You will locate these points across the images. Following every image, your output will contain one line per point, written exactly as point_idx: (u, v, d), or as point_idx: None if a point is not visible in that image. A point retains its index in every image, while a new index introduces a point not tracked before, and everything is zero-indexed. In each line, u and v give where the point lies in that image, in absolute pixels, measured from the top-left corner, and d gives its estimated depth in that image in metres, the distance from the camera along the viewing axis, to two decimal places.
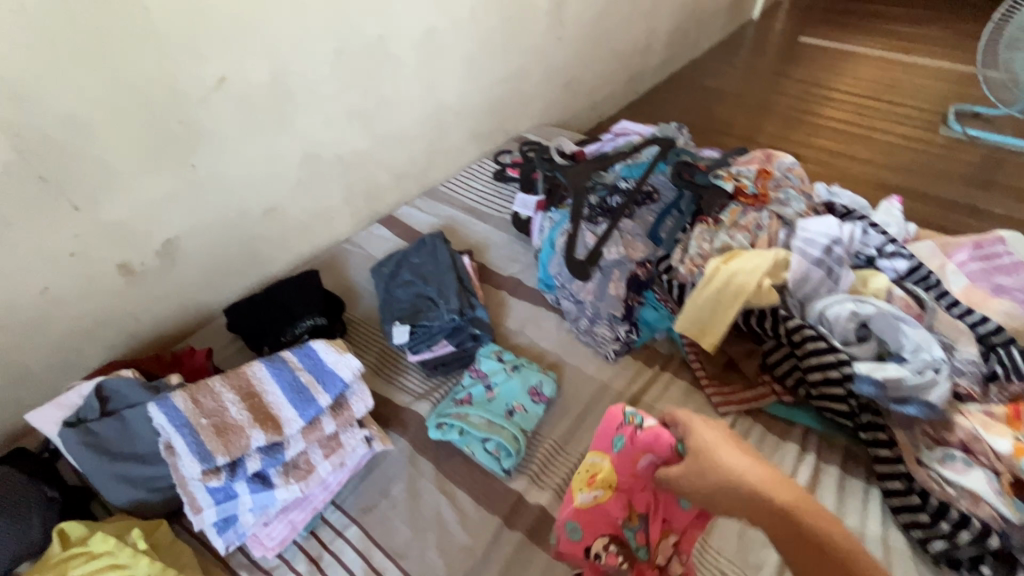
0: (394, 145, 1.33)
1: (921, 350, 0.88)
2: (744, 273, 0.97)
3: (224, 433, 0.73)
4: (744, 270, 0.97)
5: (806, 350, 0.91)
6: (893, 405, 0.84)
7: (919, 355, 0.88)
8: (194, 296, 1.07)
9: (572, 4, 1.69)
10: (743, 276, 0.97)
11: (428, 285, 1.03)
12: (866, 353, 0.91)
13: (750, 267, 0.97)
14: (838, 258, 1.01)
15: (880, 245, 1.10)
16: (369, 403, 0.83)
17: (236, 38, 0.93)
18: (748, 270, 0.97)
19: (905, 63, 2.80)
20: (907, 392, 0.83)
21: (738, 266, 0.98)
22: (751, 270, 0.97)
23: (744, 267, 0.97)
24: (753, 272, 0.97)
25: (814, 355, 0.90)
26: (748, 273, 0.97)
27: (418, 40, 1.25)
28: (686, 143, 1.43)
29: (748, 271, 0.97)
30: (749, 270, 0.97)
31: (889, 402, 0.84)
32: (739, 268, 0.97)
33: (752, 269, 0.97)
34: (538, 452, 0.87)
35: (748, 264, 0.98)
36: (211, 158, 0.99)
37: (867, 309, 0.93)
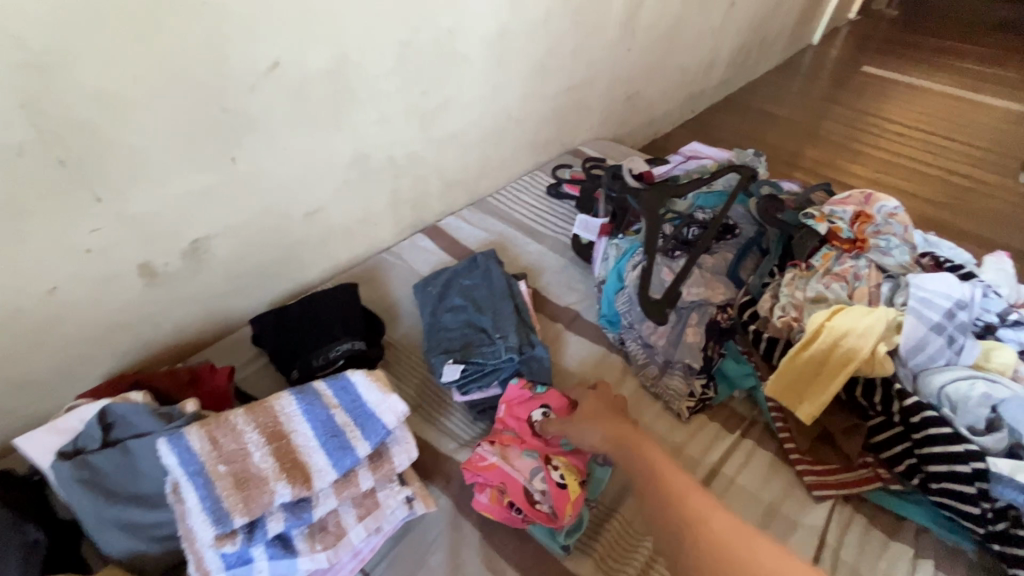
0: (449, 152, 1.22)
1: None
2: (854, 335, 0.85)
3: (244, 486, 0.61)
4: (853, 331, 0.85)
5: (926, 435, 0.77)
6: None
7: None
8: (219, 302, 0.96)
9: (647, 12, 1.57)
10: (852, 339, 0.85)
11: (482, 314, 0.91)
12: (999, 447, 0.77)
13: (861, 330, 0.85)
14: (961, 324, 0.86)
15: (1002, 312, 0.95)
16: (413, 455, 0.71)
17: (297, 20, 0.82)
18: (859, 332, 0.84)
19: (978, 103, 2.63)
20: None
21: (847, 326, 0.85)
22: (862, 332, 0.84)
23: (854, 328, 0.85)
24: (865, 334, 0.84)
25: (937, 443, 0.76)
26: (858, 335, 0.84)
27: (489, 39, 1.13)
28: (765, 173, 1.30)
29: (858, 333, 0.84)
30: (860, 332, 0.84)
31: None
32: (848, 330, 0.85)
33: (865, 332, 0.84)
34: (604, 530, 0.74)
35: (860, 325, 0.85)
36: (254, 153, 0.88)
37: (1001, 392, 0.78)
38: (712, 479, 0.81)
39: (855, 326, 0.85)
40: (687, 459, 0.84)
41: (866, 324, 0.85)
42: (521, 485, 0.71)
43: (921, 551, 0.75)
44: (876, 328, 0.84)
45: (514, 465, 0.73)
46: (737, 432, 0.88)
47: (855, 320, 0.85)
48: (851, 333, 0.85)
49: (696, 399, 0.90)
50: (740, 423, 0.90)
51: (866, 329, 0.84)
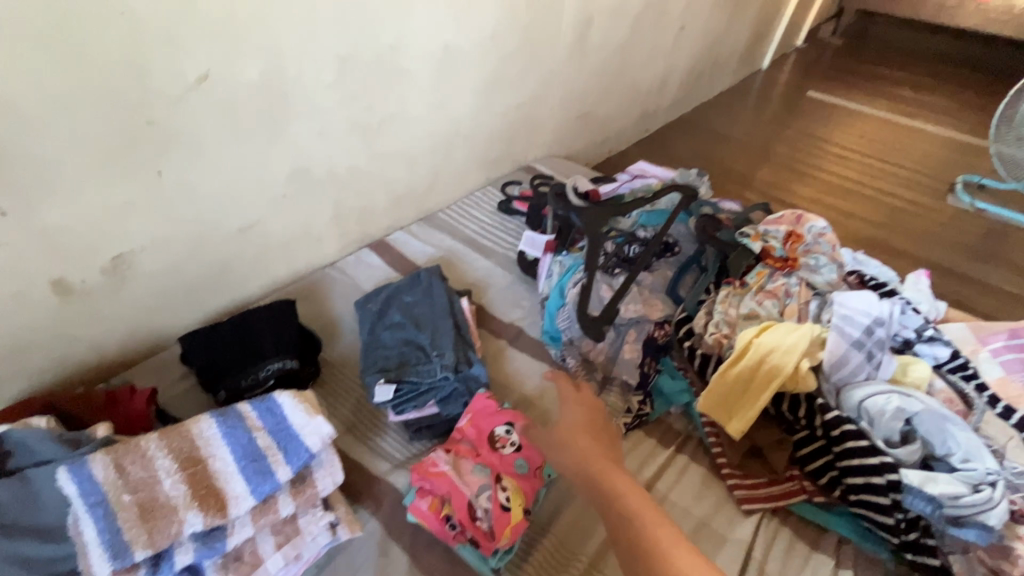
0: (396, 166, 1.21)
1: (972, 460, 0.78)
2: (779, 351, 0.87)
3: (151, 516, 0.59)
4: (778, 347, 0.88)
5: (845, 448, 0.80)
6: (949, 527, 0.74)
7: (969, 466, 0.78)
8: (145, 319, 0.92)
9: (596, 35, 1.61)
10: (778, 355, 0.87)
11: (420, 332, 0.90)
12: (912, 458, 0.80)
13: (787, 346, 0.87)
14: (878, 341, 0.91)
15: (919, 328, 1.00)
16: (338, 478, 0.69)
17: (227, 32, 0.81)
18: (785, 348, 0.87)
19: (911, 128, 2.81)
20: (964, 514, 0.73)
21: (773, 342, 0.88)
22: (787, 349, 0.87)
23: (780, 344, 0.88)
24: (790, 350, 0.87)
25: (855, 455, 0.79)
26: (783, 351, 0.87)
27: (434, 56, 1.14)
28: (706, 193, 1.34)
29: (783, 349, 0.87)
30: (786, 348, 0.87)
31: (944, 523, 0.74)
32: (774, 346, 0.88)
33: (791, 348, 0.87)
34: (536, 549, 0.74)
35: (785, 342, 0.88)
36: (182, 166, 0.85)
37: (914, 406, 0.83)
38: (645, 494, 0.82)
39: (781, 342, 0.88)
40: None
41: (791, 341, 0.88)
42: (467, 499, 0.71)
43: (841, 561, 0.77)
44: (801, 345, 0.87)
45: (463, 478, 0.73)
46: (671, 447, 0.89)
47: (780, 337, 0.88)
48: (777, 349, 0.88)
49: (632, 414, 0.91)
50: (675, 438, 0.91)
51: (790, 346, 0.87)
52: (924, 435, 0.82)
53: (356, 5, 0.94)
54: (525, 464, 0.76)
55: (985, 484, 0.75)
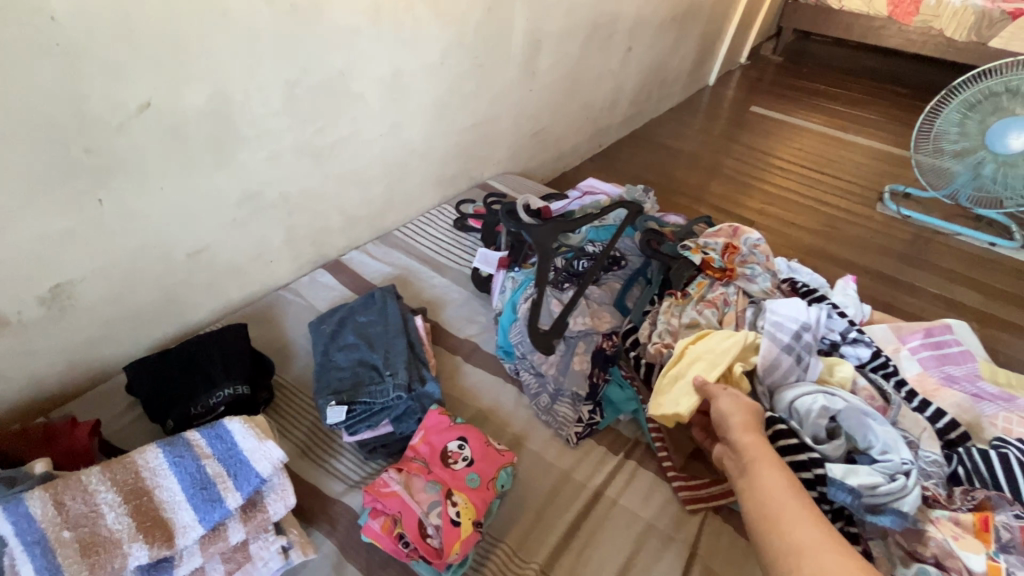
0: (349, 187, 1.22)
1: (890, 452, 0.84)
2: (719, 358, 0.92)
3: (92, 552, 0.58)
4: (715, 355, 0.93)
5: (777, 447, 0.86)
6: (869, 515, 0.79)
7: (888, 457, 0.84)
8: (87, 349, 0.90)
9: (546, 57, 1.67)
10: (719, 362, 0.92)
11: (374, 352, 0.91)
12: (837, 453, 0.86)
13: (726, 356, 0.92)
14: (807, 344, 0.98)
15: (844, 331, 1.09)
16: (290, 502, 0.69)
17: (171, 62, 0.81)
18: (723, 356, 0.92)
19: (844, 141, 3.00)
20: (881, 501, 0.79)
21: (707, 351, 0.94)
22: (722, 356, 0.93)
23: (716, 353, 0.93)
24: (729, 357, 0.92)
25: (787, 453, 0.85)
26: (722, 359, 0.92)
27: (385, 80, 1.17)
28: (652, 207, 1.41)
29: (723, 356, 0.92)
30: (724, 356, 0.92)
31: (865, 511, 0.80)
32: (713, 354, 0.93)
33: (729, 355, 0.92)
34: (490, 561, 0.76)
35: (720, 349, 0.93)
36: (126, 194, 0.85)
37: (838, 404, 0.89)
38: (595, 500, 0.86)
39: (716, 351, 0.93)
40: (573, 484, 0.88)
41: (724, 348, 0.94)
42: (417, 517, 0.72)
43: None
44: (734, 349, 0.93)
45: (415, 497, 0.74)
46: (620, 454, 0.93)
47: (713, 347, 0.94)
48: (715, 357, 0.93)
49: (583, 424, 0.95)
50: (624, 444, 0.95)
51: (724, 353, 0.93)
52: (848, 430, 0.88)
53: (302, 33, 0.96)
54: (477, 478, 0.79)
55: (901, 474, 0.82)
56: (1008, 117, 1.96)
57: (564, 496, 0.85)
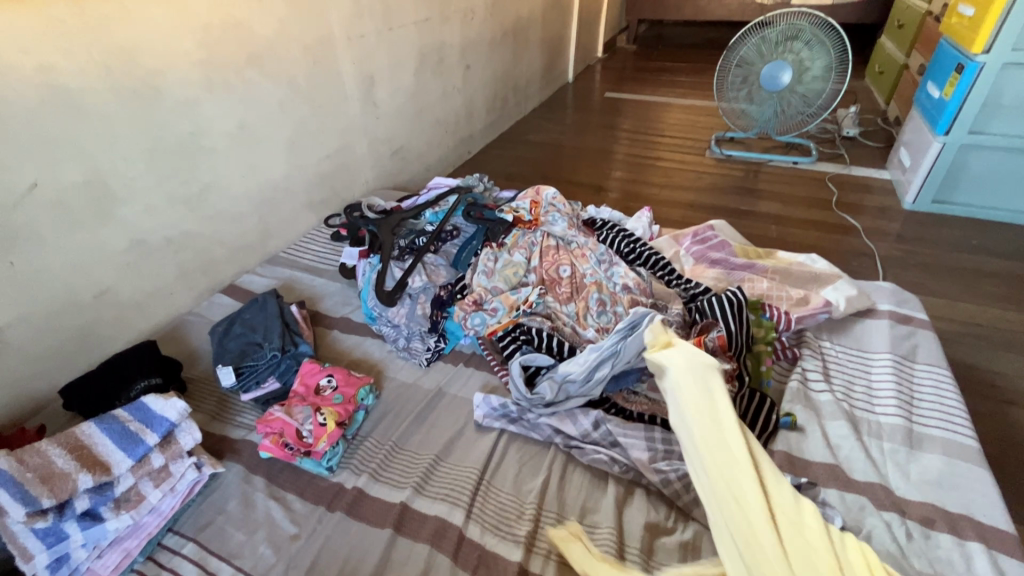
0: (225, 224, 1.50)
1: (616, 354, 1.06)
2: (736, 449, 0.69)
3: (50, 481, 0.83)
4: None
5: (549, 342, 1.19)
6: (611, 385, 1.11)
7: (614, 358, 1.06)
8: (29, 384, 1.16)
9: (384, 89, 2.00)
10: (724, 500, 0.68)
11: (255, 333, 1.21)
12: (577, 368, 1.07)
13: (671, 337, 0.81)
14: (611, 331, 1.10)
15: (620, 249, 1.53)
16: (197, 435, 0.96)
17: (43, 151, 1.08)
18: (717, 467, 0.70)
19: (684, 105, 3.49)
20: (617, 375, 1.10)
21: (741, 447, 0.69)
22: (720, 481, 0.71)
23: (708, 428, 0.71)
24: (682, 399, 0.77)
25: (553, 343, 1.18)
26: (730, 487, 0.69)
27: (231, 132, 1.46)
28: (485, 189, 1.76)
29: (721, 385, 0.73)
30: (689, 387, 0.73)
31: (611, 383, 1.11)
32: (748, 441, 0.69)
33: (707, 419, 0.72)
34: (359, 451, 1.06)
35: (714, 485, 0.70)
36: (31, 256, 1.10)
37: (606, 317, 1.28)
38: (439, 396, 1.17)
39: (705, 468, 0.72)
40: (423, 389, 1.20)
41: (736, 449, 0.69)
42: (295, 428, 1.01)
43: None
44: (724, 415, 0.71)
45: (293, 416, 1.03)
46: (459, 364, 1.26)
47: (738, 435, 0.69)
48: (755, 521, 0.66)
49: (430, 351, 1.27)
50: (463, 357, 1.28)
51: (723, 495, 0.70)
52: (594, 361, 1.06)
53: (150, 111, 1.25)
54: (342, 396, 1.08)
55: (609, 362, 1.06)
56: (767, 66, 2.40)
57: (417, 398, 1.17)
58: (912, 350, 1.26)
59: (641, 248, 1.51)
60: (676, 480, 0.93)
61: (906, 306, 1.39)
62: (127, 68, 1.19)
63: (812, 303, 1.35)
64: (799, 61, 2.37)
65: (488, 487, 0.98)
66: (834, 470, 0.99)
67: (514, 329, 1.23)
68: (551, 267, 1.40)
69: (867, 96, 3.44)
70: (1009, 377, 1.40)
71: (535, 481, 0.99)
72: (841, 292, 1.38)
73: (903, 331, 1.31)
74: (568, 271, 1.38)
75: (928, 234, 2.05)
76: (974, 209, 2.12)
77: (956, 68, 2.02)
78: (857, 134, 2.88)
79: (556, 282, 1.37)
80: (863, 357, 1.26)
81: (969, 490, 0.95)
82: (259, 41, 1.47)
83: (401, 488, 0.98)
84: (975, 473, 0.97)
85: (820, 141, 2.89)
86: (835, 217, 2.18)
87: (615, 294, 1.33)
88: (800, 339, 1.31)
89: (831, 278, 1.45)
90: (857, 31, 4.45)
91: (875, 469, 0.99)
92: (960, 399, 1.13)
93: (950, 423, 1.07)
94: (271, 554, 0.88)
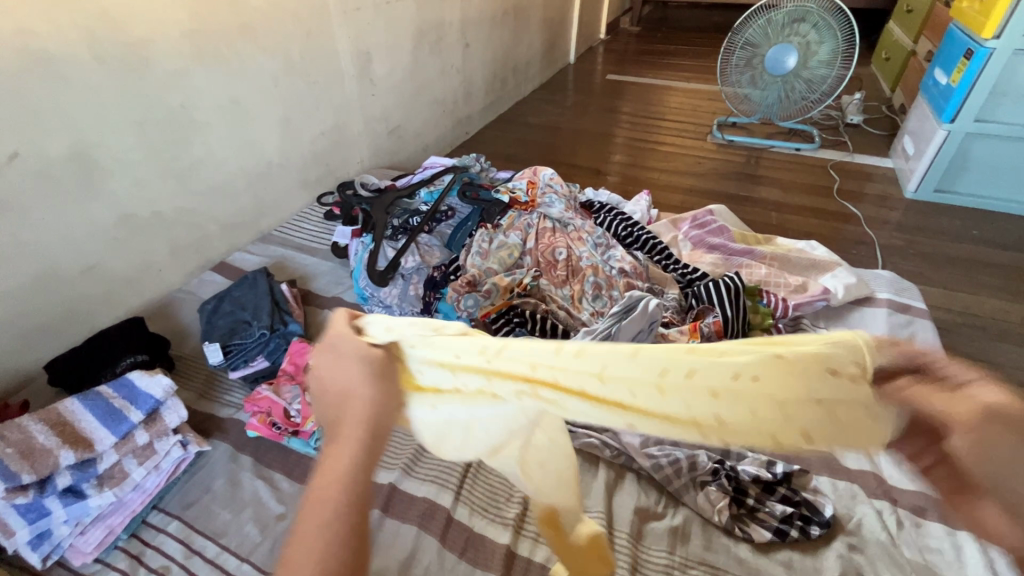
0: (215, 200, 1.47)
1: (610, 337, 1.03)
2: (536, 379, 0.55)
3: (31, 456, 0.81)
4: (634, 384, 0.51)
5: (543, 325, 1.17)
6: None
7: (608, 341, 1.03)
8: (14, 358, 1.14)
9: (381, 65, 1.95)
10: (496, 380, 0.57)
11: (244, 311, 1.19)
12: None
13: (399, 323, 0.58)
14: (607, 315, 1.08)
15: (618, 232, 1.50)
16: (183, 413, 0.95)
17: (25, 119, 1.05)
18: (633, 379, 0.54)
19: (687, 89, 3.43)
20: None
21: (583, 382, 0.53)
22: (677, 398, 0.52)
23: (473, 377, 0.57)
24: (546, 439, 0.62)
25: (547, 326, 1.17)
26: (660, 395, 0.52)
27: (222, 105, 1.42)
28: (482, 169, 1.72)
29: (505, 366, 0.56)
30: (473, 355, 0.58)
31: None
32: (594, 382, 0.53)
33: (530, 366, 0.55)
34: None
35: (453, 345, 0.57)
36: (14, 227, 1.07)
37: (602, 302, 1.25)
38: None
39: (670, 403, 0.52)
40: None
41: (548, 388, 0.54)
42: (282, 407, 1.01)
43: None
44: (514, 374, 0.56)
45: (281, 396, 1.03)
46: None
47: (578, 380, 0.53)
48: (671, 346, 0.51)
49: None
50: None
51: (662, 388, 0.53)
52: (587, 344, 1.04)
53: (136, 80, 1.21)
54: None
55: (602, 345, 1.03)
56: (773, 49, 2.35)
57: None
58: (910, 339, 1.25)
59: (639, 232, 1.48)
60: (666, 465, 0.92)
61: (905, 295, 1.37)
62: (113, 36, 1.15)
63: (811, 290, 1.33)
64: (806, 45, 2.31)
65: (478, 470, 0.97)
66: (827, 458, 0.99)
67: (508, 311, 1.20)
68: (547, 250, 1.37)
69: (872, 83, 3.38)
70: (1005, 369, 1.39)
71: None
72: (841, 280, 1.36)
73: (901, 320, 1.30)
74: (564, 254, 1.35)
75: (930, 224, 2.02)
76: (977, 199, 2.10)
77: (965, 53, 1.97)
78: (862, 121, 2.83)
79: (552, 264, 1.35)
80: None
81: None
82: (251, 11, 1.42)
83: (390, 469, 0.97)
84: None
85: (823, 127, 2.85)
86: (835, 205, 2.15)
87: (611, 277, 1.31)
88: (797, 326, 1.29)
89: (829, 265, 1.43)
90: (866, 16, 4.36)
91: (868, 457, 0.99)
92: None
93: None
94: (257, 533, 0.87)
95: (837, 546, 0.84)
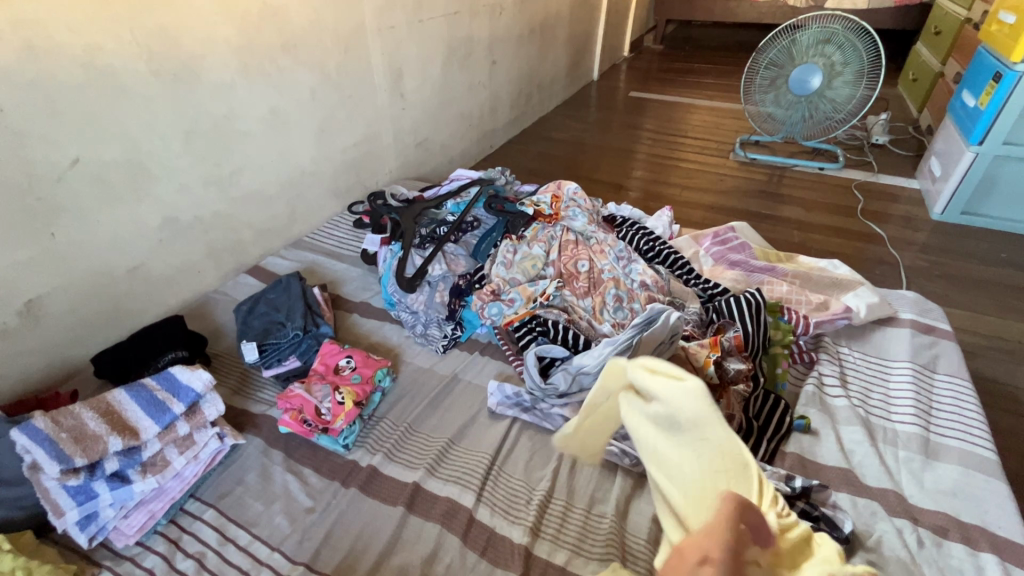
0: (252, 206, 1.54)
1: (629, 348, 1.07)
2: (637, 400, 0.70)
3: (83, 441, 0.87)
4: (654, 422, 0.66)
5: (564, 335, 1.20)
6: None
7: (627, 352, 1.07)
8: (63, 351, 1.21)
9: (412, 80, 2.02)
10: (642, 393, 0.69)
11: (278, 312, 1.24)
12: (591, 361, 1.08)
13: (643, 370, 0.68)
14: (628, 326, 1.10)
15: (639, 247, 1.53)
16: (221, 407, 1.00)
17: (86, 127, 1.12)
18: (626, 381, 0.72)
19: (709, 107, 3.45)
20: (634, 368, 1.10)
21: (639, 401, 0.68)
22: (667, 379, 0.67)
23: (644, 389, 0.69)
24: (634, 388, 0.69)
25: (567, 335, 1.19)
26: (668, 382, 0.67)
27: (263, 117, 1.49)
28: (507, 182, 1.76)
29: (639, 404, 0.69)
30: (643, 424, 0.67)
31: None
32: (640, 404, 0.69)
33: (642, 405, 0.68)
34: (374, 431, 1.08)
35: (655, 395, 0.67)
36: (71, 228, 1.15)
37: (622, 314, 1.27)
38: (454, 381, 1.20)
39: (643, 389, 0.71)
40: (438, 375, 1.22)
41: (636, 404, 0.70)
42: (314, 404, 1.04)
43: None
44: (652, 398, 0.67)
45: (312, 393, 1.06)
46: (475, 352, 1.28)
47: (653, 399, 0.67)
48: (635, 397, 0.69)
49: (447, 338, 1.29)
50: (478, 346, 1.30)
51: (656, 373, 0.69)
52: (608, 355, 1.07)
53: (186, 92, 1.29)
54: (360, 376, 1.11)
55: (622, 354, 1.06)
56: (797, 69, 2.36)
57: (433, 383, 1.19)
58: (933, 360, 1.25)
59: (661, 246, 1.51)
60: None
61: (929, 315, 1.37)
62: (168, 52, 1.23)
63: (832, 308, 1.34)
64: (830, 65, 2.32)
65: (499, 472, 1.00)
66: (846, 474, 0.99)
67: (531, 320, 1.24)
68: (570, 261, 1.41)
69: (899, 104, 3.36)
70: None
71: (547, 470, 1.00)
72: (863, 299, 1.36)
73: (925, 341, 1.29)
74: (586, 266, 1.39)
75: (957, 246, 2.00)
76: (1006, 222, 2.07)
77: (992, 77, 1.98)
78: (887, 142, 2.82)
79: (574, 276, 1.38)
80: (882, 365, 1.24)
81: (986, 502, 0.94)
82: (294, 28, 1.50)
83: (413, 469, 1.00)
84: (992, 486, 0.96)
85: (848, 147, 2.84)
86: (860, 225, 2.15)
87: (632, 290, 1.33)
88: (817, 343, 1.30)
89: (852, 284, 1.43)
90: (893, 36, 4.34)
91: (889, 476, 0.98)
92: (980, 411, 1.11)
93: (969, 434, 1.06)
94: (287, 524, 0.91)
95: (856, 562, 0.85)
